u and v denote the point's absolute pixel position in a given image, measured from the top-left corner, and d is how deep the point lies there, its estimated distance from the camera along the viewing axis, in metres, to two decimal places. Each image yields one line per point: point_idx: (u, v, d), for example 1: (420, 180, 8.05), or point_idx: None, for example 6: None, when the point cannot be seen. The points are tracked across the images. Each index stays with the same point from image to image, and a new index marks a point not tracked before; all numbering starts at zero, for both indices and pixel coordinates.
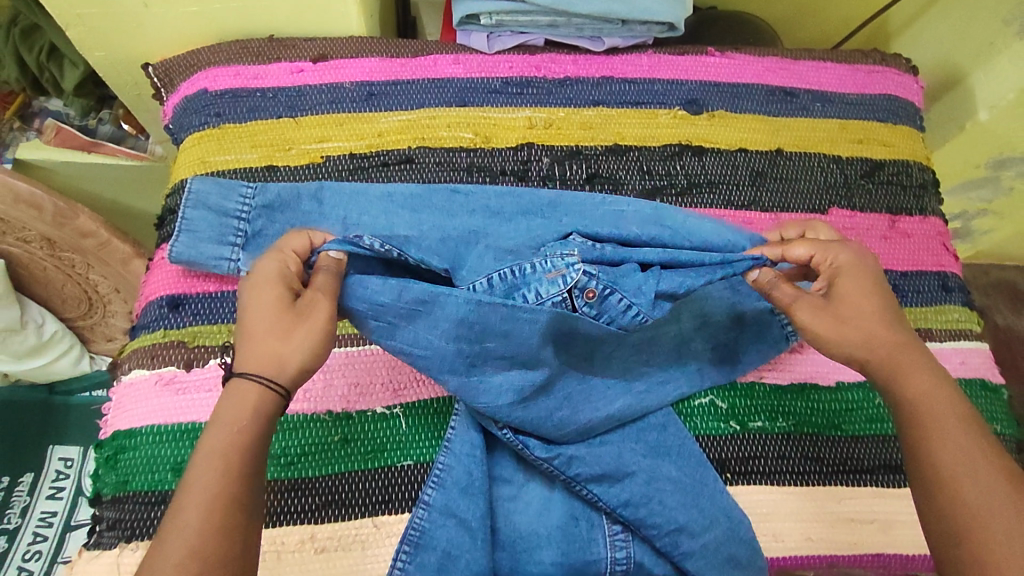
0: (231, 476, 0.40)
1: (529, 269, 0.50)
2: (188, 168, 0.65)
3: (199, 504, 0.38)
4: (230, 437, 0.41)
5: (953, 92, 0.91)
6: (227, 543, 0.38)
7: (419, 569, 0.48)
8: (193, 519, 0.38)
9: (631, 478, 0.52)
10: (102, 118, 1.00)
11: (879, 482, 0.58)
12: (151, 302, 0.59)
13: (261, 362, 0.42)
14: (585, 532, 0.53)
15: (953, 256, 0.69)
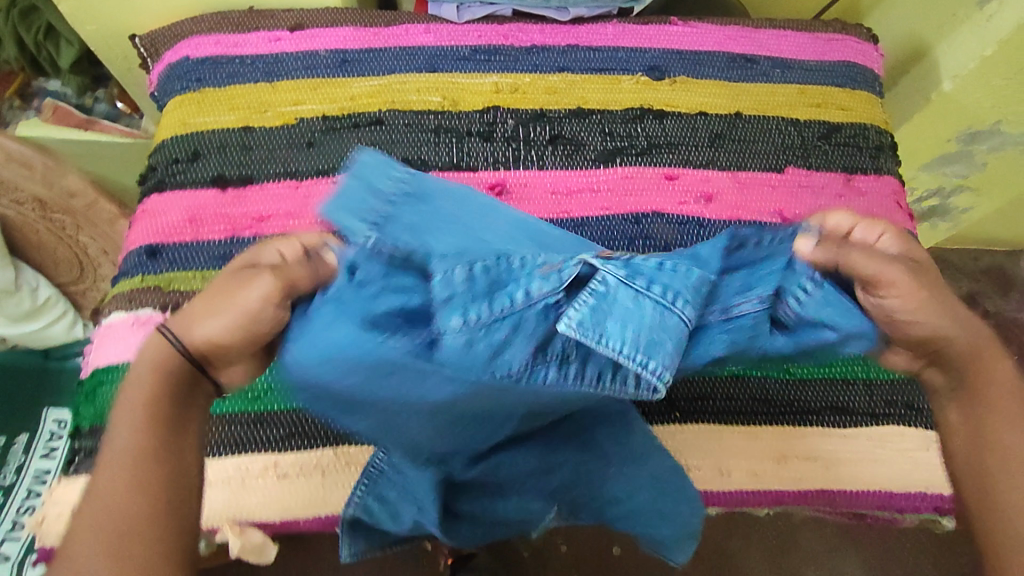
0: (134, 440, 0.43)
1: (518, 263, 0.39)
2: (169, 130, 0.68)
3: (111, 465, 0.42)
4: (138, 404, 0.43)
5: (921, 65, 0.93)
6: (134, 506, 0.41)
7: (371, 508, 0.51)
8: (107, 482, 0.42)
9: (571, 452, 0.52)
10: (97, 97, 1.05)
11: (823, 422, 0.62)
12: (132, 251, 0.63)
13: (178, 330, 0.44)
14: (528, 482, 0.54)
15: (907, 214, 0.72)
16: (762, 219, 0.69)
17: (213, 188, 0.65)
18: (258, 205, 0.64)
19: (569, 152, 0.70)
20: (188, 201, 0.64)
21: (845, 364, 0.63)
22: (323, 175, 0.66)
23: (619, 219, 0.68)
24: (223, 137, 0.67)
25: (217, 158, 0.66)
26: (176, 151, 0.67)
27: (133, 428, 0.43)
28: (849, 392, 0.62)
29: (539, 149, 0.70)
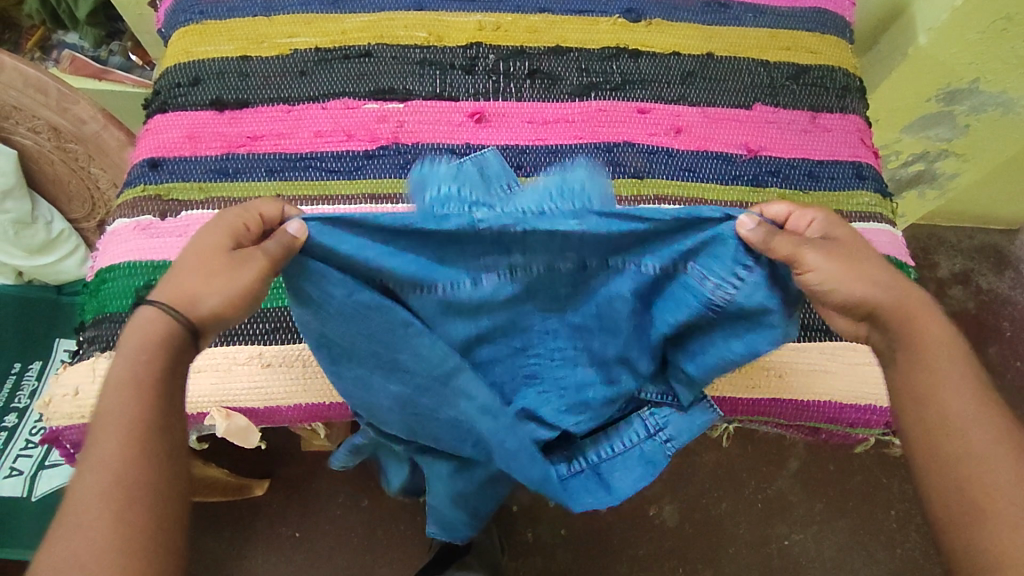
0: (144, 405, 0.46)
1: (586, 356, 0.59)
2: (173, 58, 0.73)
3: (118, 429, 0.45)
4: (129, 369, 0.47)
5: (899, 22, 0.95)
6: (135, 468, 0.44)
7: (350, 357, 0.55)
8: (111, 444, 0.44)
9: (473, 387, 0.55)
10: (112, 50, 1.10)
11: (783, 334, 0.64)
12: (135, 163, 0.68)
13: (174, 296, 0.49)
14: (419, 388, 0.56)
15: (870, 151, 0.75)
16: (728, 150, 0.72)
17: (212, 109, 0.70)
18: (252, 126, 0.69)
19: (546, 86, 0.74)
20: (188, 121, 0.69)
21: None
22: (312, 101, 0.71)
23: (591, 148, 0.71)
24: (223, 65, 0.72)
25: (216, 83, 0.71)
26: (178, 76, 0.72)
27: (128, 398, 0.46)
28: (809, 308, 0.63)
29: (517, 82, 0.74)
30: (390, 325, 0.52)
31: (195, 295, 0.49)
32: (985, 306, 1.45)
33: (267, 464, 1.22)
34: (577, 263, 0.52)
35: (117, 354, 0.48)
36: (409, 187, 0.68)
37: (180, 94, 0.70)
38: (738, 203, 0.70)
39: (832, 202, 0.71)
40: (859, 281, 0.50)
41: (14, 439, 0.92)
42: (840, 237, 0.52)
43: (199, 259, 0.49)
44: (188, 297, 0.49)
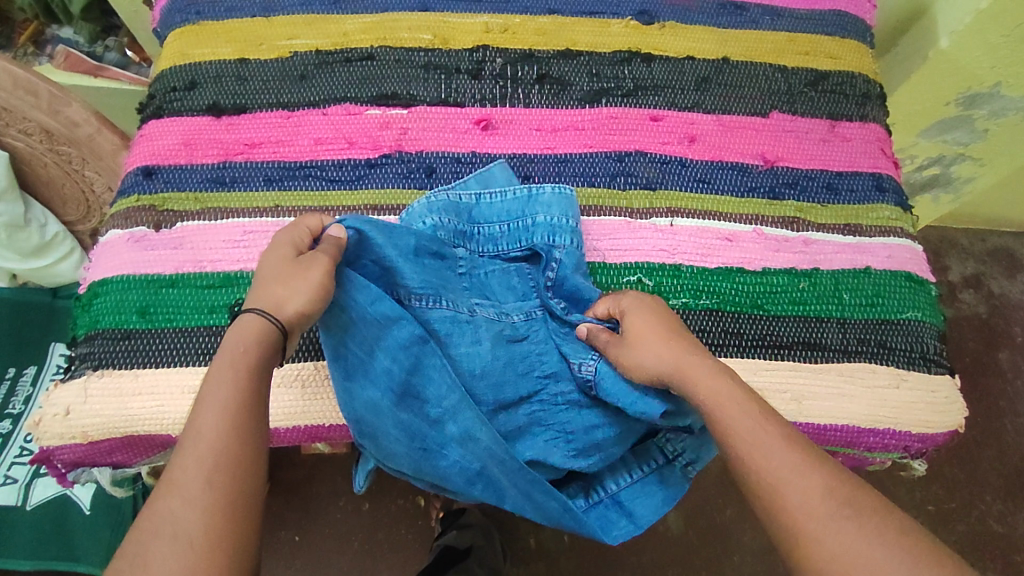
0: (240, 391, 0.44)
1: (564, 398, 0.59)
2: (169, 60, 0.70)
3: (216, 413, 0.43)
4: (231, 356, 0.45)
5: (919, 23, 0.92)
6: (235, 451, 0.43)
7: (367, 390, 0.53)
8: (211, 427, 0.43)
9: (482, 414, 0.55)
10: (108, 46, 1.07)
11: (795, 357, 0.62)
12: (130, 171, 0.66)
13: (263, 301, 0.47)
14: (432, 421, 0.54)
15: (891, 161, 0.72)
16: (744, 160, 0.70)
17: (209, 115, 0.67)
18: (250, 133, 0.67)
19: (556, 91, 0.71)
20: (185, 127, 0.67)
21: (821, 304, 0.64)
22: (313, 107, 0.68)
23: (601, 157, 0.69)
24: (220, 68, 0.69)
25: (214, 88, 0.68)
26: (174, 79, 0.69)
27: (227, 386, 0.44)
28: (822, 329, 0.63)
29: (526, 87, 0.71)
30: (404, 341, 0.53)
31: (280, 299, 0.47)
32: (996, 310, 1.42)
33: (267, 467, 1.21)
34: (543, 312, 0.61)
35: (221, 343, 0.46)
36: (413, 197, 0.66)
37: (178, 99, 0.68)
38: (753, 216, 0.68)
39: (851, 215, 0.69)
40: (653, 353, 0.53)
41: (9, 446, 0.90)
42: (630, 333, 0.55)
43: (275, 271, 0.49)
44: (273, 302, 0.47)
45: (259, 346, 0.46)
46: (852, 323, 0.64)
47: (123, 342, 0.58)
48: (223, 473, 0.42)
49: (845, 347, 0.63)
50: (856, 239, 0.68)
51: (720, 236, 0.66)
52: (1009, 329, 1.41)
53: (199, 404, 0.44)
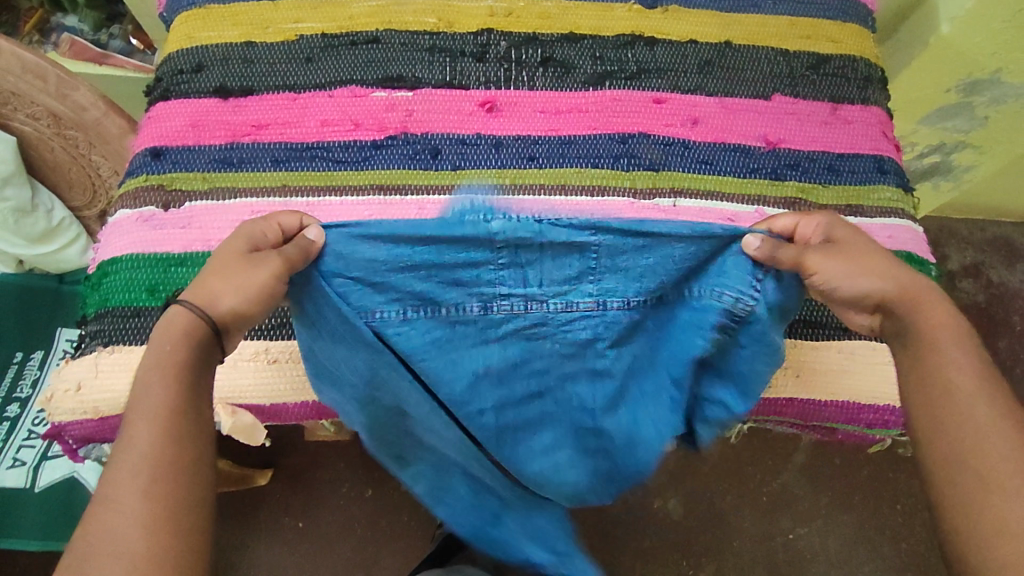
0: (174, 391, 0.45)
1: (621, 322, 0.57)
2: (176, 43, 0.71)
3: (147, 416, 0.44)
4: (160, 355, 0.46)
5: (920, 10, 0.93)
6: (174, 452, 0.43)
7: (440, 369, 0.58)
8: (143, 434, 0.43)
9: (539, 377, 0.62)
10: (113, 34, 1.08)
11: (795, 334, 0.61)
12: (137, 153, 0.66)
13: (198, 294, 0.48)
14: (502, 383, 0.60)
15: (892, 144, 0.73)
16: (746, 142, 0.70)
17: (215, 97, 0.68)
18: (256, 115, 0.67)
19: (559, 74, 0.72)
20: (191, 108, 0.67)
21: None
22: (319, 89, 0.69)
23: (605, 139, 0.69)
24: (226, 51, 0.70)
25: (220, 70, 0.69)
26: (181, 62, 0.69)
27: (159, 387, 0.45)
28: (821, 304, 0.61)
29: (530, 70, 0.71)
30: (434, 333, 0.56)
31: (215, 294, 0.48)
32: (995, 299, 1.43)
33: (271, 454, 1.22)
34: (585, 299, 0.56)
35: (151, 344, 0.47)
36: (418, 178, 0.66)
37: (185, 81, 0.68)
38: (756, 197, 0.68)
39: (852, 196, 0.69)
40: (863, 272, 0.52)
41: (17, 428, 0.91)
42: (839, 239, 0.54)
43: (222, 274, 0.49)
44: (207, 296, 0.48)
45: (188, 344, 0.47)
46: None
47: (132, 319, 0.59)
48: (160, 482, 0.42)
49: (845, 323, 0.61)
50: (857, 220, 0.68)
51: (722, 216, 0.67)
52: (1007, 318, 1.42)
53: (130, 410, 0.45)
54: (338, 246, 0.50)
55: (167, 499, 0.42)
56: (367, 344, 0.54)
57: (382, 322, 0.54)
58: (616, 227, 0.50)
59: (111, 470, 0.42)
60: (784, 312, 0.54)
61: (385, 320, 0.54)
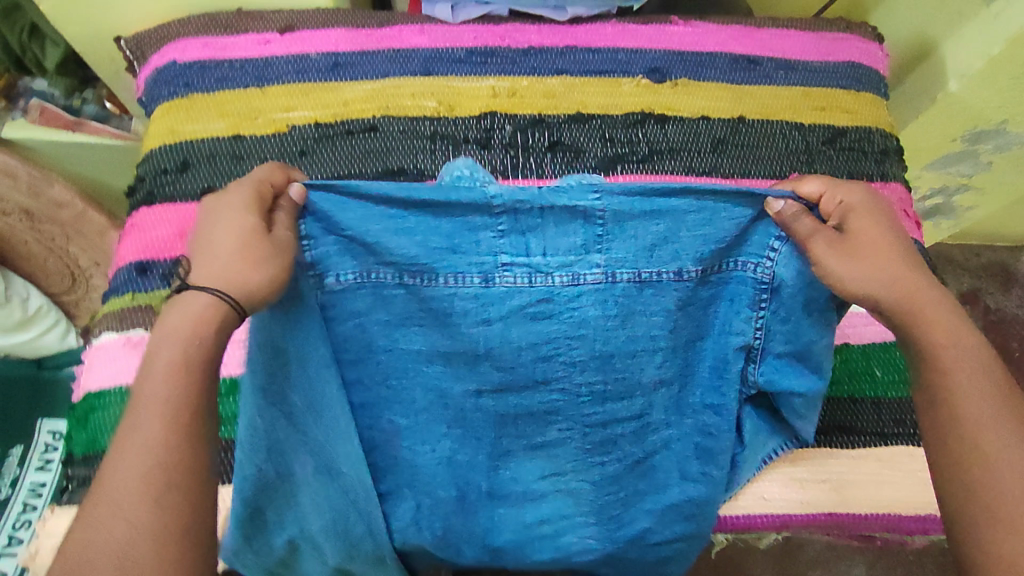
0: (198, 391, 0.44)
1: (654, 303, 0.54)
2: (157, 138, 0.66)
3: (160, 414, 0.42)
4: (182, 351, 0.44)
5: (927, 64, 0.90)
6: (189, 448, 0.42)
7: (425, 337, 0.55)
8: (153, 429, 0.41)
9: (552, 387, 0.58)
10: (85, 98, 1.02)
11: (833, 443, 0.61)
12: (121, 267, 0.61)
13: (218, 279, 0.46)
14: (517, 362, 0.56)
15: (914, 222, 0.70)
16: None
17: (204, 200, 0.63)
18: None
19: (569, 159, 0.68)
20: (179, 215, 0.63)
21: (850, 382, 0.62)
22: None
23: None
24: (214, 147, 0.66)
25: (208, 168, 0.65)
26: (165, 161, 0.65)
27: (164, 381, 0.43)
28: (857, 410, 0.62)
29: (537, 156, 0.68)
30: (427, 305, 0.54)
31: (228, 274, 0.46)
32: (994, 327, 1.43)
33: None
34: (601, 272, 0.52)
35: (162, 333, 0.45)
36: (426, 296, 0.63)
37: (172, 185, 0.64)
38: None
39: None
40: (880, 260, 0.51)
41: None
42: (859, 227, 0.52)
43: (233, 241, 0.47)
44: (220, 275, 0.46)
45: (207, 330, 0.45)
46: (887, 403, 0.62)
47: None
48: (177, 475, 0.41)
49: (881, 429, 0.62)
50: None
51: None
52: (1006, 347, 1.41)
53: (133, 409, 0.43)
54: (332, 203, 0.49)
55: (167, 510, 0.40)
56: (374, 299, 0.53)
57: (375, 283, 0.52)
58: (625, 198, 0.50)
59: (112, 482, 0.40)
60: (794, 290, 0.54)
61: (378, 279, 0.52)
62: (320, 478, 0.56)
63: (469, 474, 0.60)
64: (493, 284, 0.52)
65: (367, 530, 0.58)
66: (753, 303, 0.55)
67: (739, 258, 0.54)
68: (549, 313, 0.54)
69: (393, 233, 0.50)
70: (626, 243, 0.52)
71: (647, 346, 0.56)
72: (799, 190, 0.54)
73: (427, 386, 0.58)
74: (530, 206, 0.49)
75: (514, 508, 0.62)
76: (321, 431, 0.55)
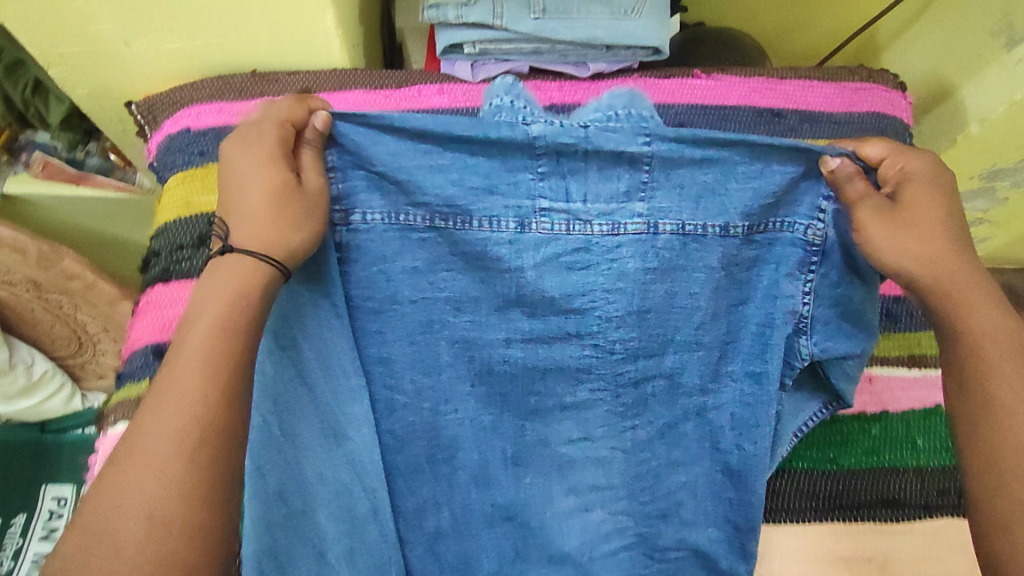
0: (237, 354, 0.41)
1: (693, 252, 0.53)
2: (173, 210, 0.64)
3: (199, 369, 0.40)
4: (227, 311, 0.42)
5: (944, 105, 0.90)
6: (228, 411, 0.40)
7: (453, 282, 0.55)
8: (192, 385, 0.39)
9: (585, 312, 0.55)
10: (90, 151, 1.00)
11: (877, 519, 0.61)
12: (136, 350, 0.60)
13: (252, 239, 0.45)
14: (554, 323, 0.56)
15: None
16: None
17: None
18: None
19: None
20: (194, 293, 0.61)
21: (893, 451, 0.62)
22: None
23: None
24: None
25: None
26: (181, 234, 0.63)
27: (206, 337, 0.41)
28: (899, 481, 0.62)
29: None
30: (461, 257, 0.53)
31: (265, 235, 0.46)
32: None
33: None
34: (643, 220, 0.51)
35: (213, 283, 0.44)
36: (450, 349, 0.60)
37: (187, 261, 0.62)
38: None
39: (916, 344, 0.66)
40: (916, 241, 0.50)
41: None
42: (901, 200, 0.51)
43: (261, 195, 0.46)
44: (259, 240, 0.45)
45: (244, 287, 0.43)
46: (930, 471, 0.62)
47: None
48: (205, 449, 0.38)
49: (926, 500, 0.61)
50: (922, 370, 0.65)
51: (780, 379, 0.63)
52: None
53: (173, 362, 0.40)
54: (364, 135, 0.48)
55: (202, 470, 0.37)
56: (417, 240, 0.52)
57: (403, 224, 0.51)
58: (671, 145, 0.48)
59: (145, 436, 0.38)
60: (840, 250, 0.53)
61: (409, 221, 0.51)
62: (323, 444, 0.53)
63: (497, 436, 0.61)
64: (533, 235, 0.52)
65: (368, 506, 0.57)
66: (802, 254, 0.54)
67: (793, 223, 0.53)
68: (580, 249, 0.52)
69: (440, 161, 0.49)
70: (673, 191, 0.51)
71: (680, 293, 0.55)
72: (863, 154, 0.52)
73: (456, 366, 0.58)
74: (572, 148, 0.48)
75: (544, 476, 0.63)
76: (334, 397, 0.54)
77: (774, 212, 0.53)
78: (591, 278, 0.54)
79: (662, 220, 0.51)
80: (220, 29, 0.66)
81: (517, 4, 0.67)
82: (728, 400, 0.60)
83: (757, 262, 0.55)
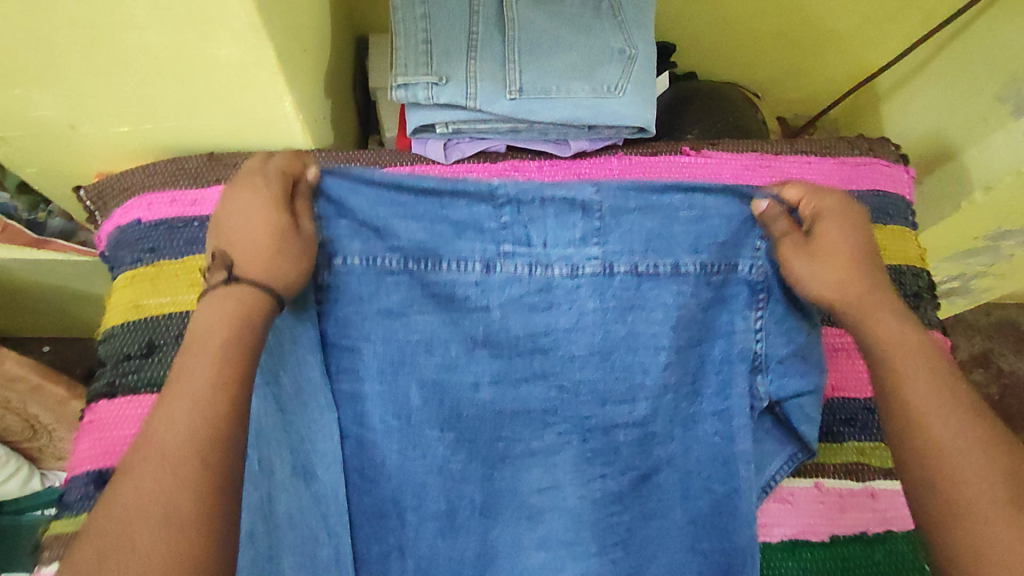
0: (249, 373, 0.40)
1: (658, 300, 0.48)
2: (119, 313, 0.60)
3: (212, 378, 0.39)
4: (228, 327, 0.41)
5: (947, 167, 0.85)
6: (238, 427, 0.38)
7: (435, 340, 0.50)
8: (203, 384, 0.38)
9: (559, 369, 0.51)
10: (51, 212, 0.93)
11: None
12: (77, 476, 0.55)
13: (259, 270, 0.43)
14: (524, 365, 0.51)
15: None
16: None
17: None
18: None
19: None
20: (141, 412, 0.56)
21: None
22: None
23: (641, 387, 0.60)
24: (183, 324, 0.59)
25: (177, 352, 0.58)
26: (128, 343, 0.59)
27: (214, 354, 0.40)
28: None
29: None
30: (431, 297, 0.49)
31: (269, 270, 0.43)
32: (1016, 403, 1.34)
33: None
34: (599, 263, 0.47)
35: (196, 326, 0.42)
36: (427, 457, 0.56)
37: (135, 374, 0.57)
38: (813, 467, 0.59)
39: None
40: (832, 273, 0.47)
41: None
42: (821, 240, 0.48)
43: (263, 232, 0.44)
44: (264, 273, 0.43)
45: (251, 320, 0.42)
46: None
47: None
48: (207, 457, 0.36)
49: None
50: None
51: (778, 496, 0.58)
52: None
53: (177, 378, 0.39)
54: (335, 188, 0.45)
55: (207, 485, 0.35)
56: (391, 280, 0.48)
57: (376, 267, 0.48)
58: (621, 192, 0.45)
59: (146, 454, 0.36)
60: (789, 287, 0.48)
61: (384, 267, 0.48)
62: (293, 481, 0.51)
63: (463, 486, 0.55)
64: (500, 284, 0.48)
65: (334, 554, 0.52)
66: (749, 301, 0.49)
67: (746, 261, 0.48)
68: (541, 296, 0.49)
69: (409, 209, 0.46)
70: (627, 234, 0.47)
71: (643, 336, 0.50)
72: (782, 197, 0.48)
73: (442, 413, 0.53)
74: (532, 197, 0.45)
75: (510, 528, 0.57)
76: (302, 424, 0.50)
77: (729, 249, 0.47)
78: (566, 331, 0.50)
79: (616, 261, 0.47)
80: (172, 114, 0.61)
81: (492, 84, 0.62)
82: (699, 449, 0.54)
83: (719, 311, 0.50)
